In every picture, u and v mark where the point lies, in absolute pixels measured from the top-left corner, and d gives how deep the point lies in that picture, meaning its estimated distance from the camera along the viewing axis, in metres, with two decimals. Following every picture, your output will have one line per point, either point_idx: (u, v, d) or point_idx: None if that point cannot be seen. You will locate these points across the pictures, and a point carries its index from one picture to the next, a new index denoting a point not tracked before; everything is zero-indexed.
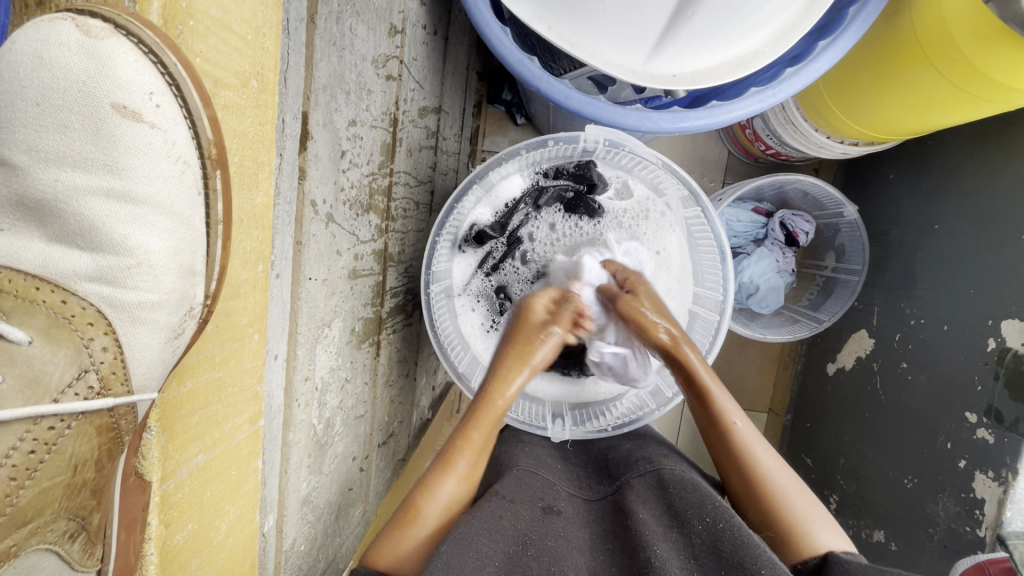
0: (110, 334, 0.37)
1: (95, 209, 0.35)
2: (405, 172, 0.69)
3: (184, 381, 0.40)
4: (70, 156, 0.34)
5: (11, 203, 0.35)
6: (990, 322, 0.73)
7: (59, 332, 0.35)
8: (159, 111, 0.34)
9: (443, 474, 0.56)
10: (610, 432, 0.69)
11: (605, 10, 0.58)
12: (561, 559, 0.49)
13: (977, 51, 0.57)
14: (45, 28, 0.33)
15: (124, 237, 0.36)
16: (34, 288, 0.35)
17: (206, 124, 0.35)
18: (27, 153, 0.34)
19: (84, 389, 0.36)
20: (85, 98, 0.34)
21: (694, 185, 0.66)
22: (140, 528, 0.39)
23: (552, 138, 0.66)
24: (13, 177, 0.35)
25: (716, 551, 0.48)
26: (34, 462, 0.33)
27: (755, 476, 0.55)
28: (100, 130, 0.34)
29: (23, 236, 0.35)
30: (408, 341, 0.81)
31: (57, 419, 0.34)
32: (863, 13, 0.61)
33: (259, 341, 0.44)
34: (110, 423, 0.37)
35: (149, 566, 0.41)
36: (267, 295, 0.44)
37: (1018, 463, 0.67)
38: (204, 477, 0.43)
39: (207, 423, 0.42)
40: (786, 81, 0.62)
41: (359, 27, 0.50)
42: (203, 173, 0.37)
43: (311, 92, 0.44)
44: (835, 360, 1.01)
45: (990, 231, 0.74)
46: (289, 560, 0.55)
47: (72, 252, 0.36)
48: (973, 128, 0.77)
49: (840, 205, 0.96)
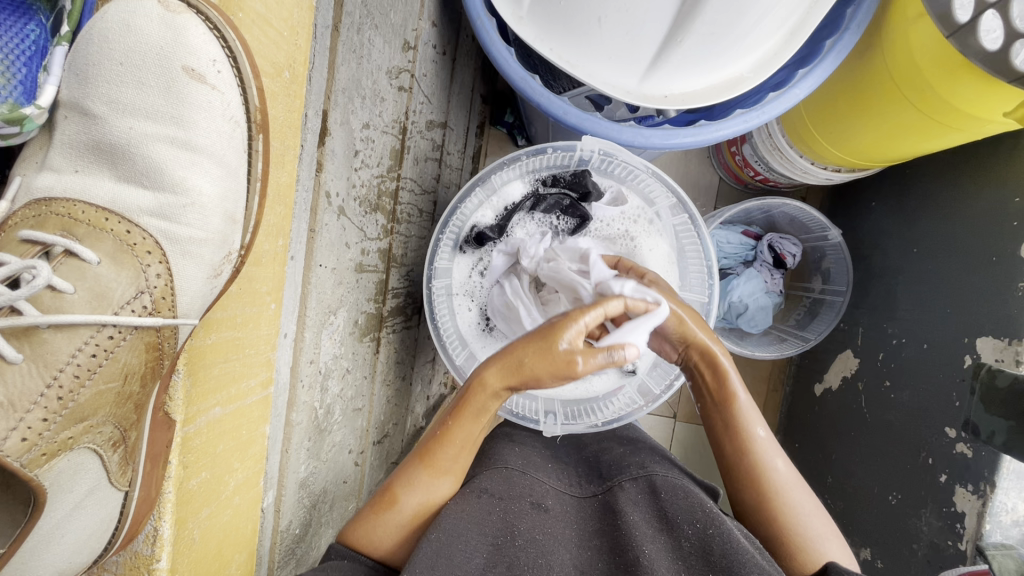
0: (164, 263, 0.40)
1: (160, 153, 0.39)
2: (411, 178, 0.73)
3: (210, 333, 0.42)
4: (143, 107, 0.39)
5: (88, 147, 0.39)
6: (965, 340, 0.76)
7: (123, 257, 0.39)
8: (220, 76, 0.39)
9: (423, 471, 0.56)
10: (597, 429, 0.72)
11: (603, 34, 0.63)
12: (546, 553, 0.51)
13: (944, 84, 0.61)
14: (133, 3, 0.39)
15: (182, 179, 0.40)
16: (104, 218, 0.39)
17: (254, 91, 0.40)
18: (107, 105, 0.39)
19: (138, 308, 0.39)
20: (161, 60, 0.39)
21: (683, 194, 0.72)
22: (162, 463, 0.41)
23: (550, 146, 0.72)
24: (92, 125, 0.39)
25: (705, 556, 0.49)
26: (93, 365, 0.38)
27: (764, 476, 0.58)
28: (171, 87, 0.39)
29: (95, 175, 0.40)
30: (406, 343, 0.84)
31: (115, 330, 0.38)
32: (838, 46, 0.66)
33: (275, 310, 0.47)
34: (156, 342, 0.40)
35: (166, 504, 0.41)
36: (285, 270, 0.47)
37: (996, 476, 0.69)
38: (219, 430, 0.44)
39: (226, 378, 0.44)
40: (769, 104, 0.67)
41: (376, 39, 0.55)
42: (248, 136, 0.42)
43: (331, 92, 0.48)
44: (821, 380, 1.04)
45: (965, 254, 0.78)
46: (284, 543, 0.56)
47: (136, 190, 0.40)
48: (946, 158, 0.82)
49: (825, 229, 1.00)
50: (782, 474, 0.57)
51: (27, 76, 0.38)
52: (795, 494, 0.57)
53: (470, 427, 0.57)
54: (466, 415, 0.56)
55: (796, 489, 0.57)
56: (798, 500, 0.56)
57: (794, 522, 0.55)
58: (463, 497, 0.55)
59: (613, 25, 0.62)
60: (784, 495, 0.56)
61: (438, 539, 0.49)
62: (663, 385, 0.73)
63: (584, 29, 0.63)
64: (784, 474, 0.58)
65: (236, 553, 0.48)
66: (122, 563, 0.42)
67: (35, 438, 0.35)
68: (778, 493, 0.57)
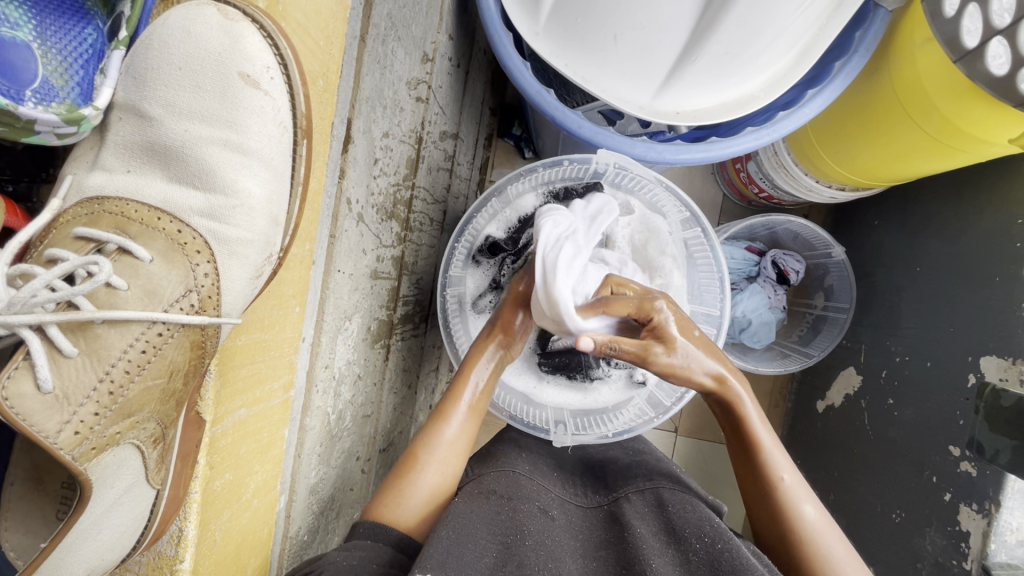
0: (211, 262, 0.40)
1: (212, 156, 0.40)
2: (424, 188, 0.73)
3: (240, 335, 0.42)
4: (199, 111, 0.41)
5: (141, 148, 0.41)
6: (969, 359, 0.77)
7: (174, 255, 0.40)
8: (273, 82, 0.40)
9: (438, 428, 0.60)
10: (608, 439, 0.71)
11: (618, 52, 0.65)
12: (555, 558, 0.50)
13: (950, 107, 0.63)
14: (193, 10, 0.40)
15: (233, 182, 0.41)
16: (156, 218, 0.40)
17: (302, 99, 0.41)
18: (163, 108, 0.40)
19: (187, 306, 0.39)
20: (219, 67, 0.40)
21: (695, 207, 0.73)
22: (191, 463, 0.40)
23: (566, 159, 0.72)
24: (148, 127, 0.40)
25: (713, 568, 0.48)
26: (144, 360, 0.38)
27: (792, 522, 0.56)
28: (228, 92, 0.40)
29: (147, 176, 0.41)
30: (413, 352, 0.84)
31: (165, 326, 0.38)
32: (846, 68, 0.68)
33: (299, 314, 0.48)
34: (200, 341, 0.39)
35: (191, 503, 0.41)
36: (309, 272, 0.48)
37: (1001, 496, 0.69)
38: (243, 431, 0.44)
39: (252, 380, 0.44)
40: (779, 122, 0.68)
41: (399, 51, 0.56)
42: (294, 142, 0.42)
43: (356, 101, 0.49)
44: (824, 397, 1.04)
45: (968, 273, 0.79)
46: (292, 549, 0.55)
47: (189, 191, 0.41)
48: (949, 179, 0.84)
49: (829, 246, 1.02)
50: (809, 521, 0.56)
51: (84, 79, 0.38)
52: (826, 538, 0.55)
53: (482, 383, 0.64)
54: (467, 376, 0.63)
55: (826, 534, 0.55)
56: (830, 545, 0.54)
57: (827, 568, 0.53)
58: (471, 498, 0.55)
59: (628, 42, 0.64)
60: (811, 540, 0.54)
61: (448, 536, 0.48)
62: (674, 398, 0.73)
63: (600, 46, 0.65)
64: (813, 519, 0.56)
65: (253, 555, 0.48)
66: (146, 563, 0.41)
67: (87, 431, 0.36)
68: (806, 534, 0.55)
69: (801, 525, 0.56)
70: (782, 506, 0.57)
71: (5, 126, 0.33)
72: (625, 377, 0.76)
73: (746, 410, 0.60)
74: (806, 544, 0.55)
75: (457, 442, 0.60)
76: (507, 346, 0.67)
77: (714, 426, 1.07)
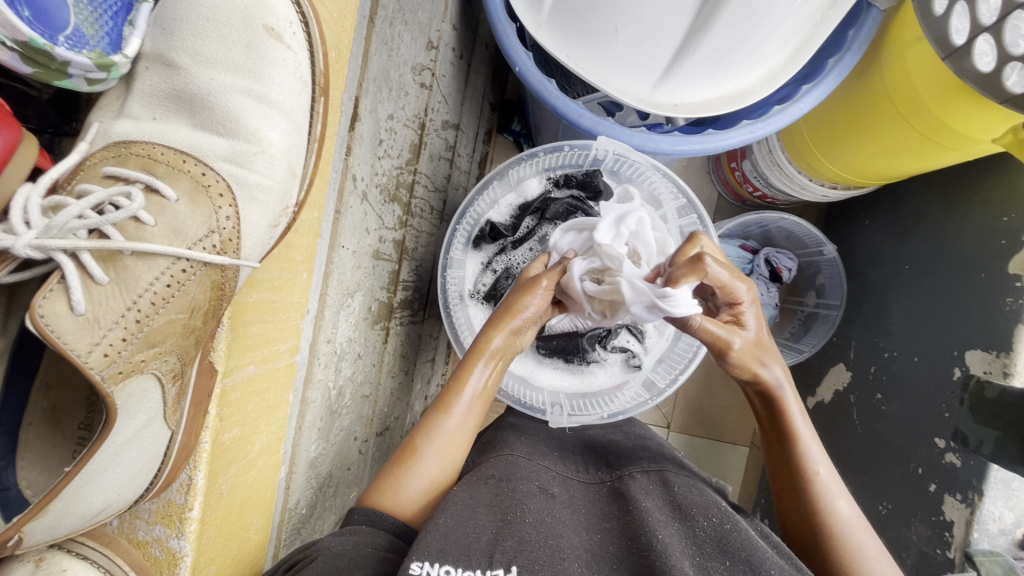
0: (234, 206, 0.43)
1: (236, 104, 0.43)
2: (426, 174, 0.74)
3: (251, 291, 0.44)
4: (224, 61, 0.43)
5: (168, 95, 0.43)
6: (955, 353, 0.79)
7: (199, 197, 0.42)
8: (295, 36, 0.43)
9: (441, 417, 0.57)
10: (604, 419, 0.73)
11: (619, 43, 0.66)
12: (555, 535, 0.50)
13: (941, 105, 0.65)
14: None
15: (255, 129, 0.43)
16: (181, 160, 0.42)
17: (321, 57, 0.43)
18: (191, 58, 0.43)
19: (209, 246, 0.42)
20: (246, 19, 0.43)
21: (692, 194, 0.75)
22: (203, 412, 0.42)
23: (566, 144, 0.74)
24: (175, 75, 0.43)
25: (720, 545, 0.50)
26: (168, 294, 0.40)
27: (821, 517, 0.56)
28: (252, 44, 0.43)
29: (172, 122, 0.43)
30: (410, 339, 0.84)
31: (188, 263, 0.41)
32: (839, 64, 0.70)
33: (307, 280, 0.49)
34: (220, 282, 0.42)
35: (201, 453, 0.42)
36: (317, 240, 0.49)
37: (984, 485, 0.71)
38: (251, 389, 0.45)
39: (261, 339, 0.45)
40: (774, 117, 0.70)
41: (405, 35, 0.57)
42: (312, 98, 0.44)
43: (364, 80, 0.50)
44: (814, 394, 1.05)
45: (954, 271, 0.81)
46: (291, 521, 0.56)
47: (214, 137, 0.43)
48: (937, 179, 0.86)
49: (820, 244, 1.04)
50: (843, 517, 0.55)
51: (114, 29, 0.39)
52: (857, 538, 0.54)
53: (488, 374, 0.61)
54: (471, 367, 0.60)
55: (859, 533, 0.54)
56: (862, 545, 0.54)
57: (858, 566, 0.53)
58: (470, 484, 0.54)
59: (629, 35, 0.65)
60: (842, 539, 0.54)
61: (444, 525, 0.48)
62: (668, 379, 0.75)
63: (602, 37, 0.66)
64: (845, 516, 0.55)
65: (255, 518, 0.49)
66: (155, 511, 0.42)
67: (114, 355, 0.38)
68: (838, 532, 0.55)
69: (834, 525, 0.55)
70: (815, 501, 0.56)
71: (40, 67, 0.35)
72: (621, 361, 0.78)
73: (789, 403, 0.59)
74: (836, 541, 0.54)
75: (458, 433, 0.58)
76: (519, 329, 0.63)
77: (705, 421, 1.09)
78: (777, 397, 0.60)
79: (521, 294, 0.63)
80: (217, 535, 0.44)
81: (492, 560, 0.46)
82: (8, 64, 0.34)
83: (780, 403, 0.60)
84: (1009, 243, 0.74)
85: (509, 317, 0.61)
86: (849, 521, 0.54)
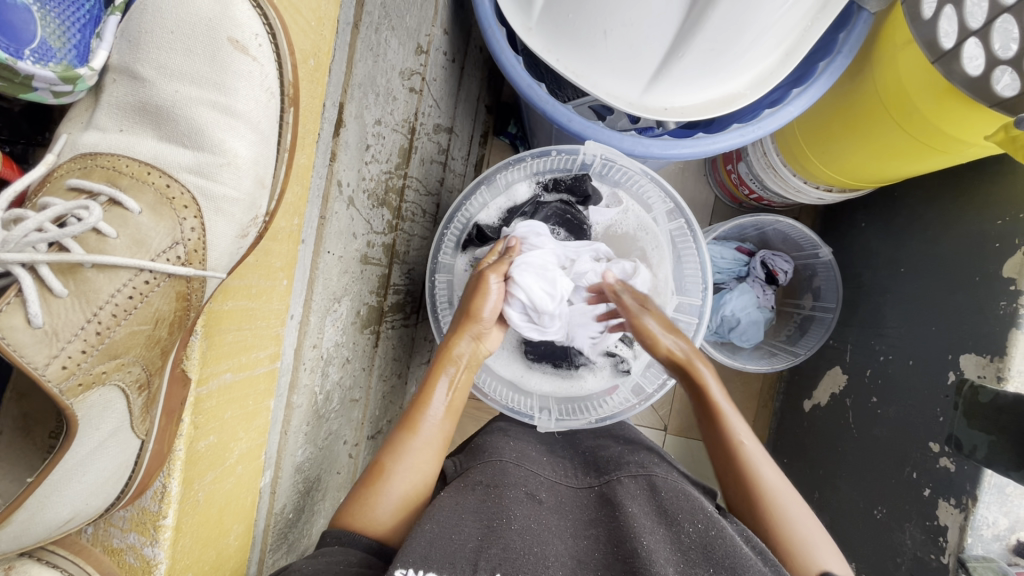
0: (198, 217, 0.43)
1: (201, 116, 0.43)
2: (417, 178, 0.74)
3: (227, 299, 0.44)
4: (189, 73, 0.43)
5: (134, 108, 0.43)
6: (950, 357, 0.78)
7: (163, 208, 0.42)
8: (261, 48, 0.43)
9: (407, 435, 0.58)
10: (592, 424, 0.73)
11: (608, 48, 0.66)
12: (540, 543, 0.51)
13: (932, 108, 0.64)
14: None
15: (221, 140, 0.43)
16: (146, 172, 0.43)
17: (289, 68, 0.43)
18: (157, 70, 0.42)
19: (173, 257, 0.42)
20: (209, 31, 0.42)
21: (680, 199, 0.75)
22: (176, 420, 0.42)
23: (555, 148, 0.74)
24: (140, 88, 0.42)
25: (705, 552, 0.50)
26: (130, 306, 0.40)
27: (753, 484, 0.58)
28: (216, 56, 0.43)
29: (139, 135, 0.43)
30: (403, 342, 0.84)
31: (151, 275, 0.41)
32: (830, 68, 0.69)
33: (286, 286, 0.49)
34: (185, 292, 0.42)
35: (175, 461, 0.42)
36: (298, 247, 0.49)
37: (978, 491, 0.70)
38: (227, 396, 0.45)
39: (238, 346, 0.45)
40: (765, 120, 0.70)
41: (392, 40, 0.57)
42: (281, 109, 0.45)
43: (348, 86, 0.50)
44: (810, 397, 1.05)
45: (949, 274, 0.81)
46: (277, 525, 0.56)
47: (178, 149, 0.43)
48: (932, 182, 0.85)
49: (816, 246, 1.03)
50: (769, 481, 0.58)
51: (81, 42, 0.39)
52: (784, 498, 0.57)
53: (451, 382, 0.64)
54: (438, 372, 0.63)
55: (784, 494, 0.58)
56: (788, 506, 0.57)
57: (786, 523, 0.56)
58: (457, 491, 0.55)
59: (617, 39, 0.65)
60: (771, 497, 0.57)
61: (431, 531, 0.48)
62: (656, 384, 0.75)
63: (590, 41, 0.66)
64: (771, 480, 0.58)
65: (236, 522, 0.49)
66: (129, 518, 0.42)
67: (74, 367, 0.38)
68: (766, 496, 0.58)
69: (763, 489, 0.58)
70: (745, 469, 0.59)
71: (3, 80, 0.35)
72: (610, 365, 0.78)
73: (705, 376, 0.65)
74: (766, 502, 0.57)
75: (426, 448, 0.58)
76: (476, 336, 0.68)
77: None
78: (694, 373, 0.66)
79: (477, 297, 0.67)
80: (192, 542, 0.44)
81: (476, 567, 0.47)
82: None
83: (694, 373, 0.66)
84: (1003, 246, 0.74)
85: (469, 324, 0.67)
86: (775, 482, 0.58)
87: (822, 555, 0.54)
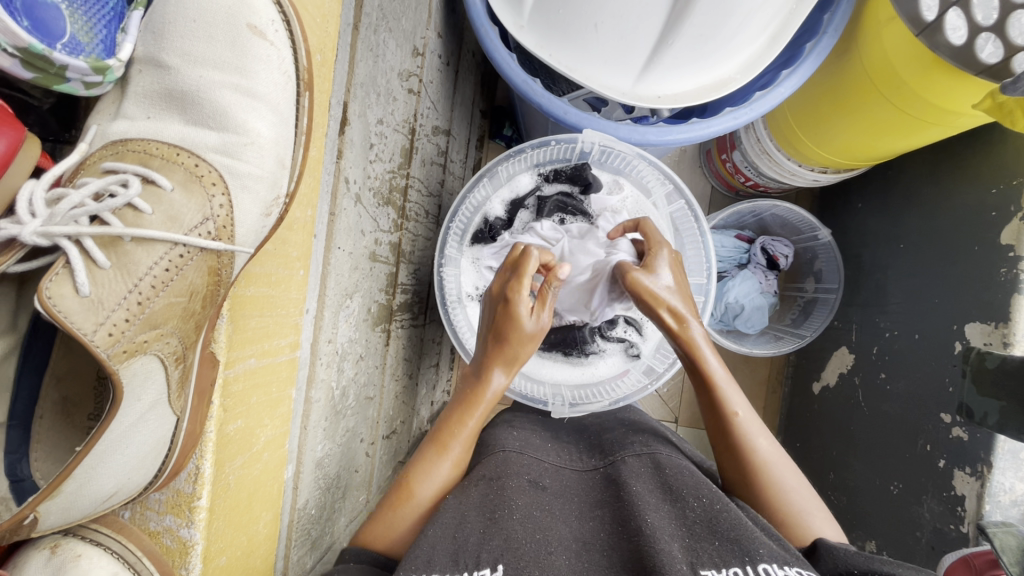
0: (225, 194, 0.44)
1: (224, 98, 0.44)
2: (419, 179, 0.76)
3: (249, 285, 0.46)
4: (212, 59, 0.45)
5: (160, 95, 0.45)
6: (955, 327, 0.79)
7: (193, 185, 0.44)
8: (277, 34, 0.45)
9: (437, 455, 0.59)
10: (607, 406, 0.74)
11: (599, 39, 0.68)
12: (543, 529, 0.50)
13: (917, 80, 0.66)
14: None
15: (244, 121, 0.45)
16: (174, 153, 0.44)
17: (303, 54, 0.45)
18: (180, 58, 0.44)
19: (204, 233, 0.44)
20: (228, 20, 0.45)
21: (677, 180, 0.77)
22: (206, 402, 0.43)
23: (552, 139, 0.75)
24: (165, 75, 0.44)
25: (710, 525, 0.49)
26: (167, 278, 0.42)
27: (747, 457, 0.57)
28: (236, 41, 0.45)
29: (165, 120, 0.45)
30: (413, 343, 0.85)
31: (185, 249, 0.43)
32: (817, 48, 0.71)
33: (303, 276, 0.50)
34: (216, 267, 0.44)
35: (207, 443, 0.43)
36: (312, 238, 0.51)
37: (992, 457, 0.71)
38: (253, 381, 0.46)
39: (260, 333, 0.46)
40: (756, 102, 0.71)
41: (391, 40, 0.59)
42: (297, 92, 0.46)
43: (351, 85, 0.52)
44: (819, 378, 1.05)
45: (947, 245, 0.82)
46: (301, 521, 0.56)
47: (203, 131, 0.45)
48: (924, 157, 0.87)
49: (815, 229, 1.04)
50: (763, 453, 0.57)
51: (108, 36, 0.40)
52: (780, 469, 0.57)
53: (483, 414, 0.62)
54: (477, 405, 0.62)
55: (778, 464, 0.57)
56: (783, 475, 0.56)
57: (780, 494, 0.55)
58: (463, 490, 0.55)
59: (608, 30, 0.66)
60: (766, 472, 0.56)
61: (433, 535, 0.48)
62: (667, 363, 0.77)
63: (582, 34, 0.68)
64: (766, 452, 0.57)
65: (263, 511, 0.50)
66: (165, 501, 0.43)
67: (119, 335, 0.39)
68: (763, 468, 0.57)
69: (757, 460, 0.57)
70: (739, 442, 0.58)
71: (39, 71, 0.37)
72: (620, 351, 0.80)
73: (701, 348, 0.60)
74: (761, 476, 0.56)
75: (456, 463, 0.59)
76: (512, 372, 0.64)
77: None
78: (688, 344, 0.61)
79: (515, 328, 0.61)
80: (225, 525, 0.45)
81: (479, 560, 0.46)
82: (10, 71, 0.36)
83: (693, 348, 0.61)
84: (1000, 214, 0.75)
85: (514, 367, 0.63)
86: (769, 455, 0.57)
87: (817, 523, 0.53)
